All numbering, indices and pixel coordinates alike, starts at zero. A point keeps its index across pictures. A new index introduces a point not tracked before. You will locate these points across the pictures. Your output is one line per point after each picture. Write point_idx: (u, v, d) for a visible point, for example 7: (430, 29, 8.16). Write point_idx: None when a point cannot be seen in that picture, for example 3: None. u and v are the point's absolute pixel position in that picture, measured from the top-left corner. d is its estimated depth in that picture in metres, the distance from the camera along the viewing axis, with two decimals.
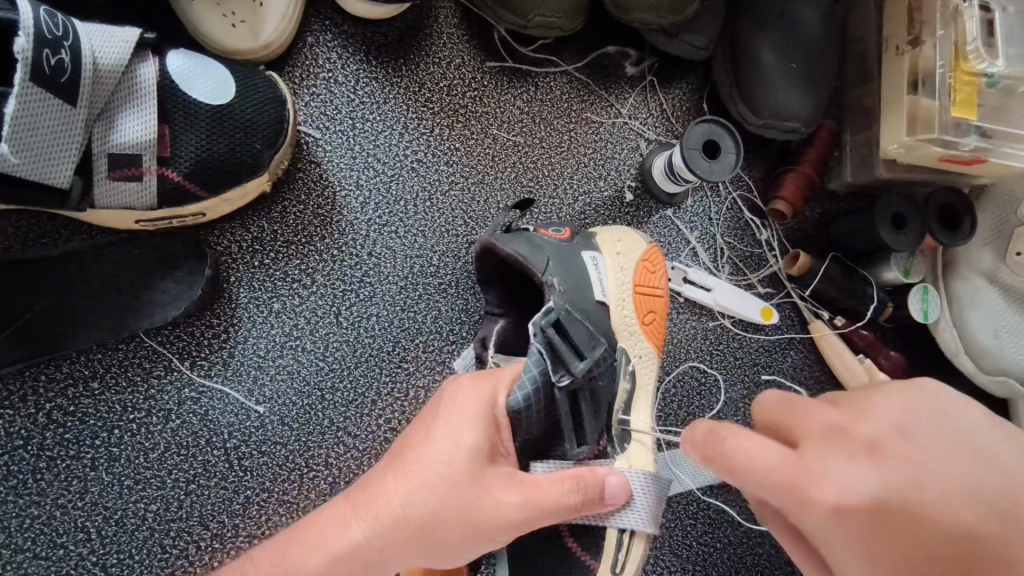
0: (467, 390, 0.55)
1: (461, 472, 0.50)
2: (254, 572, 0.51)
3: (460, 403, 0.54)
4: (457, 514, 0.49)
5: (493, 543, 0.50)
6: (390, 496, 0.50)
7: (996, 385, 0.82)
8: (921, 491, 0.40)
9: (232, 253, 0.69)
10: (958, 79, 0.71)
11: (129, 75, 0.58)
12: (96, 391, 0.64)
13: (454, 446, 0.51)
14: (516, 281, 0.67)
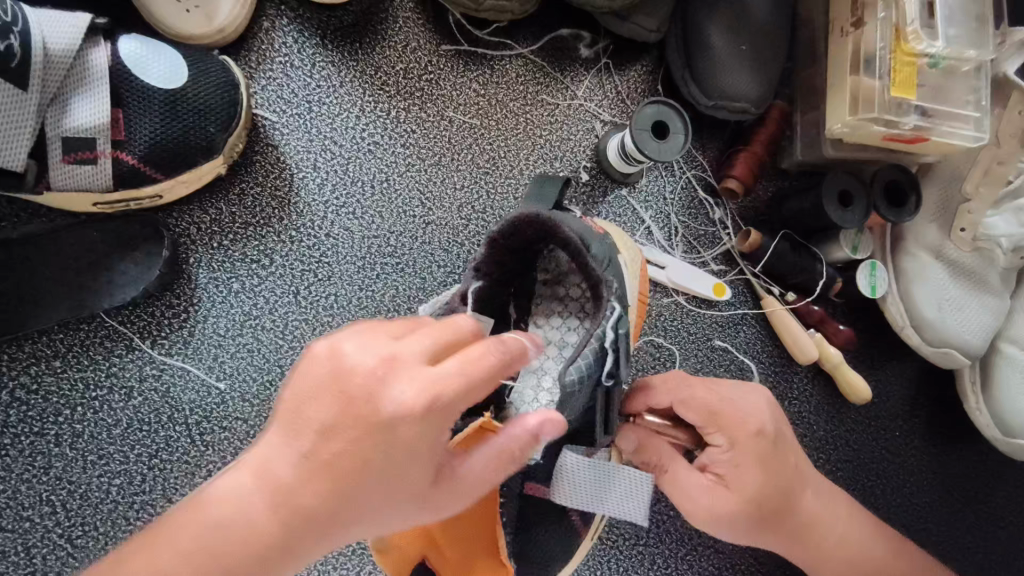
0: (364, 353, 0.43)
1: (400, 474, 0.43)
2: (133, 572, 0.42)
3: (376, 370, 0.42)
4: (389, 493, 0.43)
5: (427, 518, 0.46)
6: (303, 482, 0.43)
7: (940, 357, 0.85)
8: (788, 481, 0.64)
9: (191, 235, 0.70)
10: (897, 60, 0.74)
11: (80, 59, 0.60)
12: (58, 369, 0.66)
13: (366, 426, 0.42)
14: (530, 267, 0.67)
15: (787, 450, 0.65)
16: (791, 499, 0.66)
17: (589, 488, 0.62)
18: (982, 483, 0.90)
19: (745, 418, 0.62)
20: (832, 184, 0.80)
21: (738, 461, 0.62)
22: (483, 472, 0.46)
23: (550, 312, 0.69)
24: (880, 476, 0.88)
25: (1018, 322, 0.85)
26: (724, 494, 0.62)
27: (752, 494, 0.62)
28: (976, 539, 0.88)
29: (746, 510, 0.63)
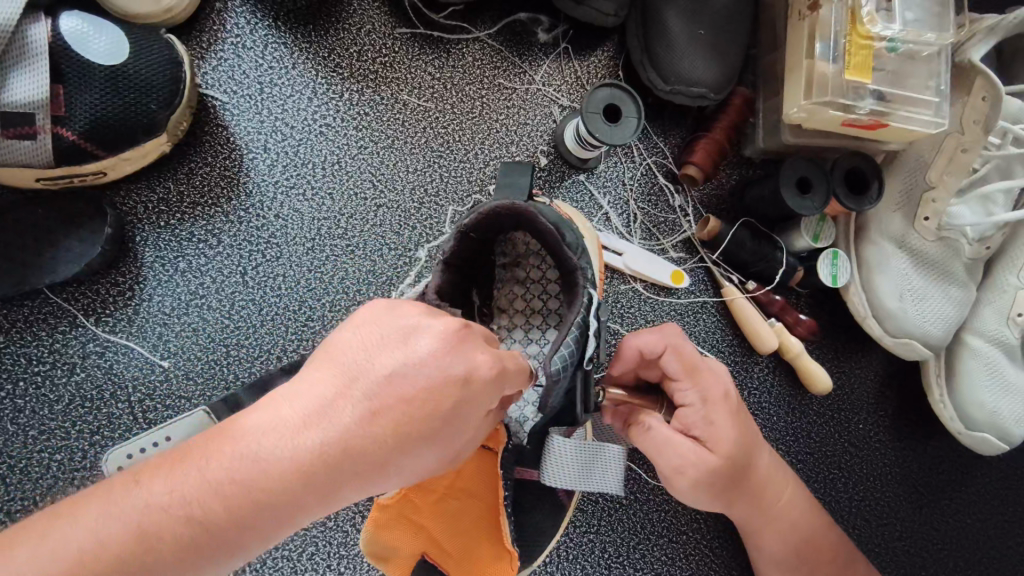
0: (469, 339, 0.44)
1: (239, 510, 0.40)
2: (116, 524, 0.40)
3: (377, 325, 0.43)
4: (343, 472, 0.40)
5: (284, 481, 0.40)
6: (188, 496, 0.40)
7: (901, 347, 0.84)
8: (755, 443, 0.68)
9: (138, 213, 0.71)
10: (853, 42, 0.73)
11: (18, 34, 0.60)
12: (2, 344, 0.67)
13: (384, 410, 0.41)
14: (486, 252, 0.64)
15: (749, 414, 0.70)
16: (760, 457, 0.69)
17: (578, 469, 0.64)
18: (948, 479, 0.88)
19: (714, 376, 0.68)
20: (789, 170, 0.78)
21: (712, 417, 0.65)
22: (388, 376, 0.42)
23: (512, 296, 0.68)
24: (842, 469, 0.87)
25: (986, 315, 0.83)
26: (706, 452, 0.64)
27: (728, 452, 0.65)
28: (939, 534, 0.87)
29: (725, 467, 0.65)
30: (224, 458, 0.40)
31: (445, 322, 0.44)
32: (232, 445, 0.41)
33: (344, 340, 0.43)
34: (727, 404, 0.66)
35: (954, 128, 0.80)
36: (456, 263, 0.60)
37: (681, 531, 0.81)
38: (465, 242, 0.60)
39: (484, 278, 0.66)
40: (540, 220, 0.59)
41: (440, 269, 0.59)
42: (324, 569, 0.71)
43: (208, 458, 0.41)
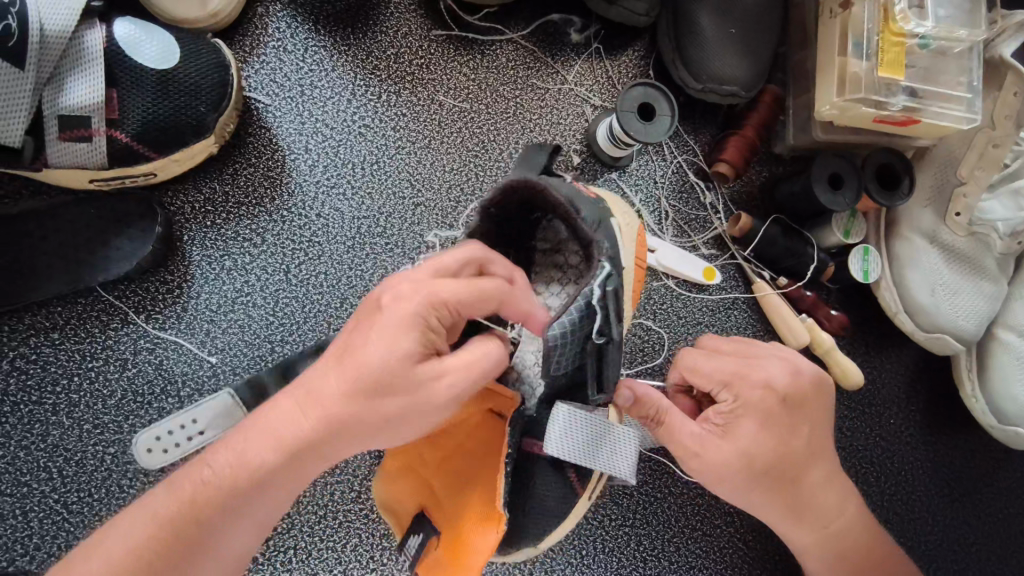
0: (420, 288, 0.49)
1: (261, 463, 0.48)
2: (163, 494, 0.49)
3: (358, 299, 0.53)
4: (323, 430, 0.47)
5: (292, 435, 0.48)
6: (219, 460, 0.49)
7: (933, 342, 0.84)
8: (794, 441, 0.62)
9: (185, 213, 0.73)
10: (886, 40, 0.74)
11: (75, 41, 0.62)
12: (57, 340, 0.69)
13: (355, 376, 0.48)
14: (514, 233, 0.64)
15: (823, 404, 0.65)
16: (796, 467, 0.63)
17: (586, 449, 0.59)
18: (980, 473, 0.89)
19: (754, 381, 0.62)
20: (822, 167, 0.79)
21: (739, 421, 0.61)
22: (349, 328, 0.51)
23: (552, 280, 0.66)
24: (875, 464, 0.87)
25: (1017, 310, 0.84)
26: (720, 445, 0.60)
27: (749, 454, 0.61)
28: (972, 529, 0.87)
29: (740, 467, 0.61)
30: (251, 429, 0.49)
31: (391, 279, 0.52)
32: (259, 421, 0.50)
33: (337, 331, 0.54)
34: (761, 399, 0.61)
35: (985, 124, 0.81)
36: (482, 237, 0.61)
37: (716, 525, 0.82)
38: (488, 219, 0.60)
39: (523, 257, 0.66)
40: (553, 196, 0.58)
41: (464, 243, 0.60)
42: (368, 561, 0.72)
43: (239, 431, 0.50)
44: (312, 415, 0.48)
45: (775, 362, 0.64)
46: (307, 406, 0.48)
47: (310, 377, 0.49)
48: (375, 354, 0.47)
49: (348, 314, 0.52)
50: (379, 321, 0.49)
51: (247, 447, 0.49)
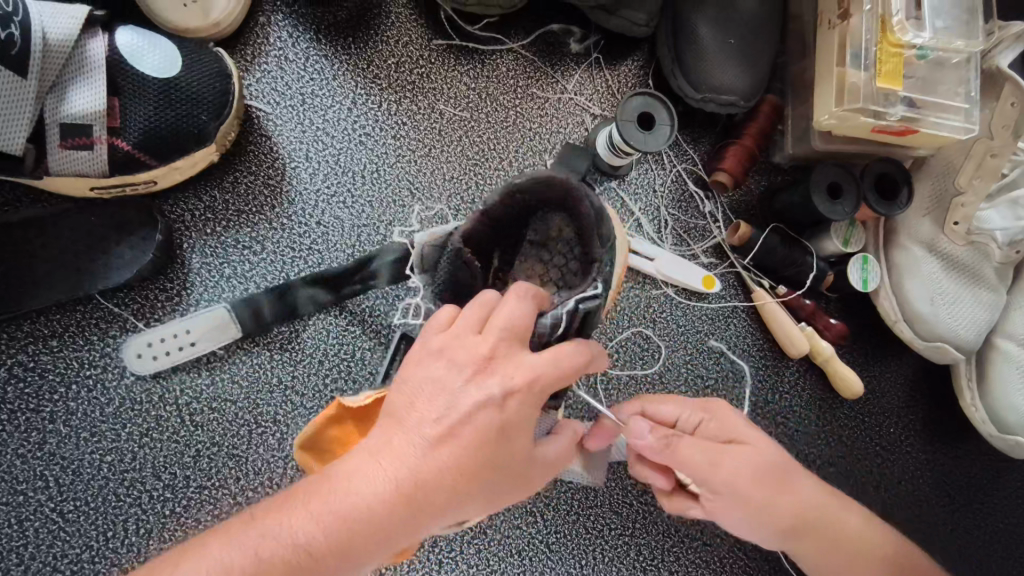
0: (503, 353, 0.47)
1: (353, 538, 0.44)
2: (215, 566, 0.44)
3: (425, 348, 0.48)
4: (423, 503, 0.45)
5: (371, 506, 0.44)
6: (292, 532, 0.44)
7: (932, 351, 0.84)
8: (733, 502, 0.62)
9: (186, 221, 0.73)
10: (883, 51, 0.74)
11: (78, 50, 0.62)
12: (55, 348, 0.69)
13: (447, 437, 0.46)
14: (516, 230, 0.60)
15: (779, 453, 0.63)
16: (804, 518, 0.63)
17: None
18: (980, 482, 0.89)
19: (713, 452, 0.61)
20: (820, 176, 0.79)
21: (721, 497, 0.61)
22: (429, 387, 0.47)
23: (531, 273, 0.62)
24: (874, 473, 0.87)
25: (1017, 319, 0.84)
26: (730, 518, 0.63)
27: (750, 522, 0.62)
28: (972, 539, 0.87)
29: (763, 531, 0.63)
30: (324, 498, 0.45)
31: (485, 338, 0.47)
32: (331, 486, 0.45)
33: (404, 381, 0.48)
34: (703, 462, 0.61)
35: (984, 133, 0.81)
36: (495, 219, 0.59)
37: (715, 535, 0.81)
38: (507, 200, 0.58)
39: (512, 245, 0.61)
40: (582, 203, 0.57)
41: (475, 219, 0.58)
42: None
43: (308, 497, 0.45)
44: (402, 481, 0.45)
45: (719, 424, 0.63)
46: (416, 472, 0.45)
47: (392, 441, 0.46)
48: (464, 418, 0.45)
49: (445, 366, 0.47)
50: (462, 382, 0.46)
51: (328, 519, 0.44)
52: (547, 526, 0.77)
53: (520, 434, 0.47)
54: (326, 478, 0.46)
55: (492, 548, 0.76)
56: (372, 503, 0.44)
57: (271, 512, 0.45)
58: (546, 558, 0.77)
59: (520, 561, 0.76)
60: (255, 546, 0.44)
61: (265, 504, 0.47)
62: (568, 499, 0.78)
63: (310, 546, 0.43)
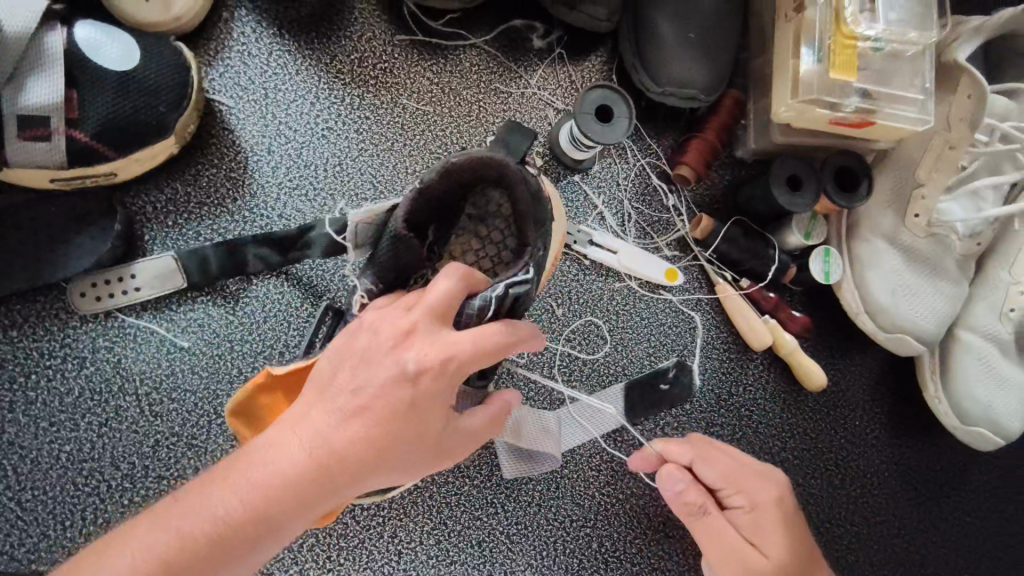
0: (419, 334, 0.49)
1: (272, 506, 0.47)
2: (140, 540, 0.47)
3: (354, 332, 0.52)
4: (336, 472, 0.47)
5: (287, 477, 0.47)
6: (214, 506, 0.47)
7: (894, 342, 0.85)
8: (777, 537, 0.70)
9: (147, 213, 0.74)
10: (837, 42, 0.75)
11: (37, 43, 0.63)
12: (15, 338, 0.70)
13: (360, 411, 0.48)
14: (455, 204, 0.65)
15: (792, 516, 0.70)
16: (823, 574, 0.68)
17: None
18: (945, 475, 0.89)
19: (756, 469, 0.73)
20: (779, 168, 0.80)
21: (767, 523, 0.68)
22: (354, 360, 0.50)
23: (466, 247, 0.66)
24: (838, 465, 0.88)
25: (978, 311, 0.85)
26: (756, 558, 0.67)
27: (787, 553, 0.67)
28: (937, 532, 0.87)
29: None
30: (244, 472, 0.48)
31: (403, 320, 0.50)
32: (251, 460, 0.48)
33: (331, 362, 0.51)
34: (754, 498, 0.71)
35: (942, 126, 0.82)
36: (432, 196, 0.62)
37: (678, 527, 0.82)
38: (444, 183, 0.62)
39: (446, 219, 0.65)
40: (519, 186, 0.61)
41: (415, 196, 0.60)
42: (324, 560, 0.73)
43: (231, 473, 0.48)
44: (315, 452, 0.47)
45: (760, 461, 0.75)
46: (331, 442, 0.48)
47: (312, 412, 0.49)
48: (381, 396, 0.48)
49: (365, 346, 0.50)
50: (380, 358, 0.49)
51: (248, 492, 0.47)
52: (508, 518, 0.78)
53: (433, 408, 0.49)
54: (244, 453, 0.49)
55: (452, 539, 0.76)
56: (286, 475, 0.47)
57: (197, 487, 0.48)
58: (507, 549, 0.77)
59: (480, 552, 0.76)
60: (178, 518, 0.47)
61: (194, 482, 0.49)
62: (529, 491, 0.79)
63: (228, 519, 0.46)
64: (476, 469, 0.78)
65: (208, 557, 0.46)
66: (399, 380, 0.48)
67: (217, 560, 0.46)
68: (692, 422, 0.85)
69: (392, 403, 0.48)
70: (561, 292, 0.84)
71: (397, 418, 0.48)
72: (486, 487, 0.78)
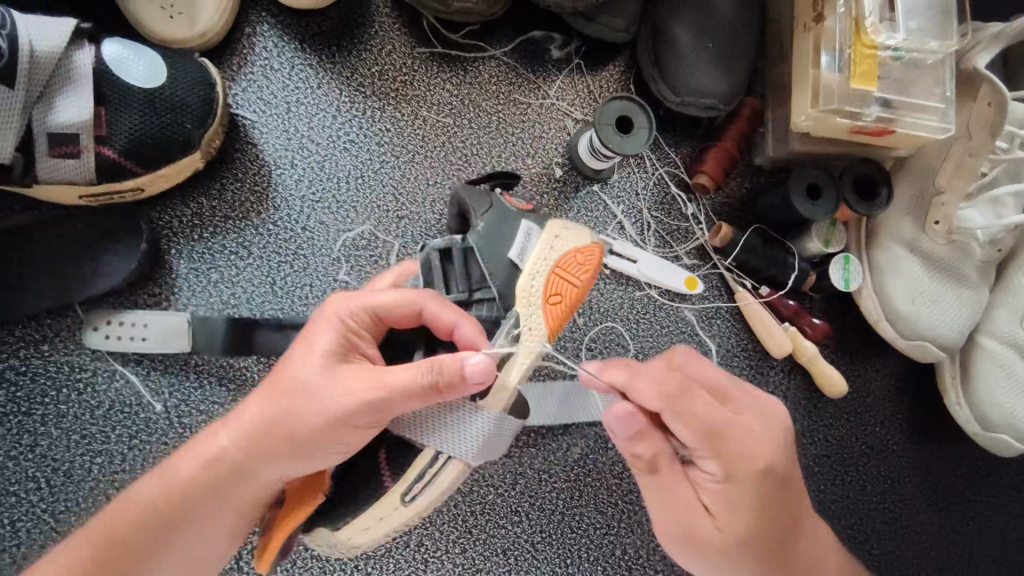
0: (363, 293, 0.59)
1: (262, 446, 0.55)
2: (164, 476, 0.57)
3: (325, 318, 0.58)
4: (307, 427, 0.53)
5: (273, 423, 0.55)
6: (219, 444, 0.56)
7: (914, 349, 0.85)
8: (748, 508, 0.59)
9: (173, 227, 0.75)
10: (858, 52, 0.75)
11: (66, 61, 0.64)
12: (46, 352, 0.70)
13: (334, 378, 0.54)
14: None
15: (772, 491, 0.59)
16: (787, 543, 0.60)
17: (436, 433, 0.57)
18: (967, 481, 0.89)
19: (747, 429, 0.58)
20: (800, 177, 0.80)
21: (736, 492, 0.57)
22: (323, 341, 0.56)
23: None
24: (860, 471, 0.88)
25: (998, 317, 0.84)
26: (709, 523, 0.58)
27: (745, 528, 0.57)
28: (960, 538, 0.87)
29: (735, 545, 0.58)
30: (239, 421, 0.56)
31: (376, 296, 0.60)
32: (243, 413, 0.56)
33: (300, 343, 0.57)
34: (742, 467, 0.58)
35: (961, 134, 0.82)
36: None
37: None
38: None
39: None
40: None
41: None
42: (352, 570, 0.73)
43: (229, 423, 0.57)
44: (292, 408, 0.54)
45: (758, 416, 0.60)
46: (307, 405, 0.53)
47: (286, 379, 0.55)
48: (314, 339, 0.56)
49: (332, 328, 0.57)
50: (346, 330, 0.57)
51: (243, 434, 0.55)
52: (532, 526, 0.78)
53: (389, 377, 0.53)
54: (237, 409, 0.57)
55: (476, 548, 0.76)
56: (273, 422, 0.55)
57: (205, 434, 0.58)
58: (532, 558, 0.78)
59: (505, 561, 0.77)
60: (196, 454, 0.57)
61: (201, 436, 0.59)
62: (552, 499, 0.79)
63: (229, 453, 0.55)
64: (500, 478, 0.78)
65: (218, 484, 0.56)
66: (330, 325, 0.57)
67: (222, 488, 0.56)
68: None
69: (325, 344, 0.56)
70: (582, 301, 0.84)
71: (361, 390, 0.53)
72: (510, 496, 0.78)
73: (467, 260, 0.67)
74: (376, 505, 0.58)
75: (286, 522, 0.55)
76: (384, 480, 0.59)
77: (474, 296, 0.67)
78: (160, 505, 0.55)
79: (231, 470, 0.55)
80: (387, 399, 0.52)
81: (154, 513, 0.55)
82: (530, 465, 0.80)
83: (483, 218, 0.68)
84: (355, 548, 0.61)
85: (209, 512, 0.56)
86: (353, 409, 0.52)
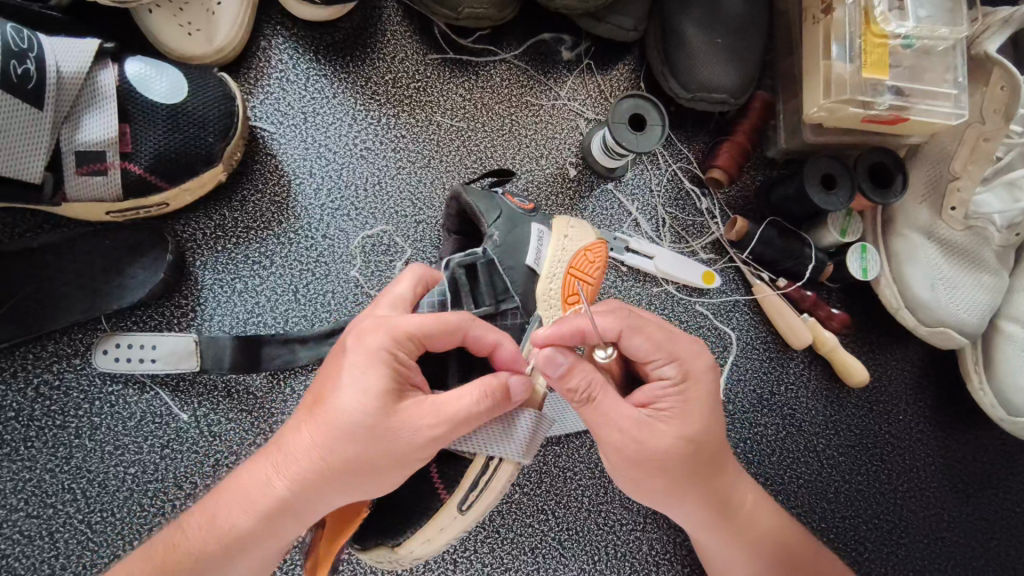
0: (398, 317, 0.56)
1: (314, 484, 0.53)
2: (215, 512, 0.56)
3: (364, 347, 0.55)
4: (373, 466, 0.53)
5: (327, 464, 0.53)
6: (268, 484, 0.54)
7: (936, 337, 0.84)
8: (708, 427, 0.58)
9: (198, 240, 0.76)
10: (868, 41, 0.75)
11: (91, 81, 0.66)
12: (78, 366, 0.72)
13: (394, 421, 0.52)
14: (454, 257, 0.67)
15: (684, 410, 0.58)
16: (721, 449, 0.60)
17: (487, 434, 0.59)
18: (993, 468, 0.88)
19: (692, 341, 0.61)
20: (814, 168, 0.80)
21: (691, 396, 0.58)
22: (369, 378, 0.53)
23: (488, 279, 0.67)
24: (885, 461, 0.87)
25: (1018, 301, 0.84)
26: (660, 430, 0.56)
27: (702, 429, 0.58)
28: (988, 525, 0.87)
29: (677, 451, 0.57)
30: (287, 462, 0.54)
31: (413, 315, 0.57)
32: (289, 453, 0.54)
33: (346, 381, 0.53)
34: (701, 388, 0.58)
35: (975, 119, 0.82)
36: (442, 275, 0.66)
37: None
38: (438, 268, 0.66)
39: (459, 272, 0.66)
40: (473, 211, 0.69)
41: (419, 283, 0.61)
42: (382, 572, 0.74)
43: (276, 463, 0.55)
44: (352, 452, 0.52)
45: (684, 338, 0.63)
46: (374, 444, 0.52)
47: (337, 421, 0.52)
48: (360, 379, 0.53)
49: (379, 366, 0.54)
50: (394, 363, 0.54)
51: (291, 472, 0.54)
52: (558, 524, 0.79)
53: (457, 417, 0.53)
54: (282, 445, 0.55)
55: (505, 547, 0.77)
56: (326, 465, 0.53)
57: (249, 471, 0.56)
58: (559, 555, 0.78)
59: (533, 559, 0.77)
60: (241, 492, 0.55)
61: (242, 469, 0.57)
62: (578, 497, 0.80)
63: (279, 493, 0.54)
64: (525, 477, 0.79)
65: (270, 521, 0.54)
66: (376, 358, 0.54)
67: (275, 526, 0.55)
68: (736, 423, 0.85)
69: (373, 385, 0.53)
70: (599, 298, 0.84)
71: (428, 427, 0.53)
72: (536, 495, 0.79)
73: (490, 271, 0.67)
74: (439, 515, 0.59)
75: (338, 541, 0.56)
76: (439, 489, 0.60)
77: (500, 305, 0.68)
78: (212, 547, 0.55)
79: (287, 513, 0.54)
80: (449, 435, 0.53)
81: (207, 554, 0.55)
82: (554, 463, 0.80)
83: (493, 227, 0.67)
84: (415, 559, 0.61)
85: (262, 548, 0.56)
86: (415, 447, 0.52)
